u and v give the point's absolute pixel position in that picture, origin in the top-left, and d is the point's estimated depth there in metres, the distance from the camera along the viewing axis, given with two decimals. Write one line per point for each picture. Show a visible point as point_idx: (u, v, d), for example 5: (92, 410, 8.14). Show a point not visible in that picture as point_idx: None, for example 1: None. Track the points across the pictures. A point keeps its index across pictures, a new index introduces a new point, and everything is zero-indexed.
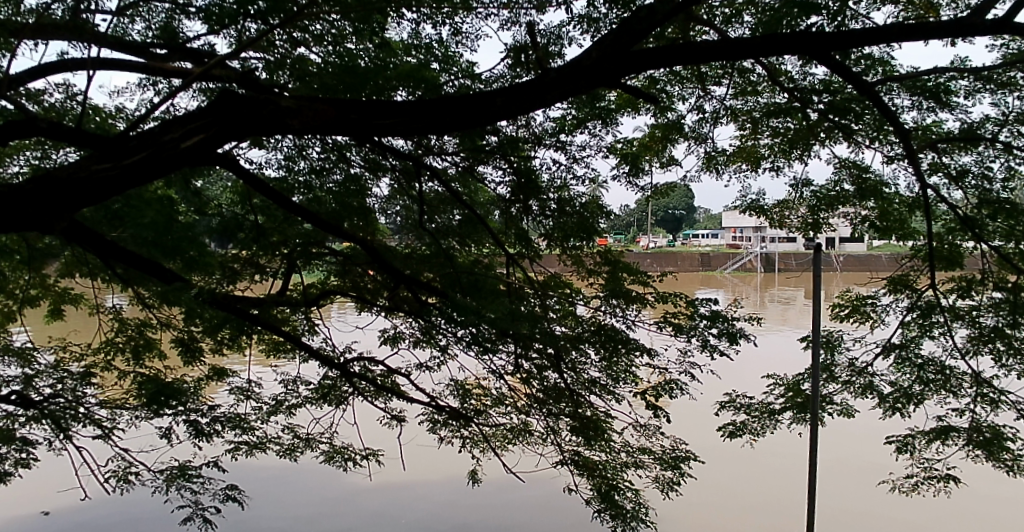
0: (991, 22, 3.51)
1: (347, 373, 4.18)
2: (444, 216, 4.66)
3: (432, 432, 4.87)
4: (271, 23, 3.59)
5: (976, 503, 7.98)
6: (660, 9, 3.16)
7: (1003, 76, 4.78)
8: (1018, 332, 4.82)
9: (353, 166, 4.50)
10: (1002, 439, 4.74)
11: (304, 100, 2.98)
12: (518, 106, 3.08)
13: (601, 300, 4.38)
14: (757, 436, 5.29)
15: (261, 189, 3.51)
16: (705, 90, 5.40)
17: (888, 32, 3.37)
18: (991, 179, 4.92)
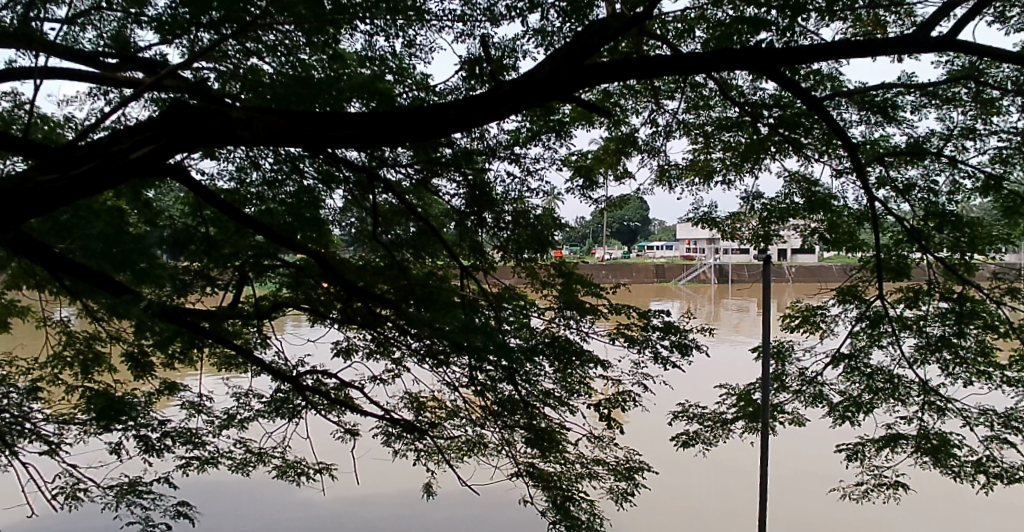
0: (935, 40, 3.59)
1: (299, 386, 4.05)
2: (399, 227, 4.60)
3: (386, 445, 4.84)
4: (223, 34, 3.54)
5: (922, 507, 8.19)
6: (612, 24, 3.22)
7: (947, 92, 4.87)
8: (964, 340, 4.99)
9: (306, 178, 4.42)
10: (950, 446, 4.82)
11: (256, 111, 2.95)
12: (471, 119, 3.11)
13: (556, 312, 4.55)
14: (710, 446, 5.32)
15: (214, 202, 3.47)
16: (659, 105, 5.40)
17: (835, 49, 3.46)
18: (938, 193, 5.10)
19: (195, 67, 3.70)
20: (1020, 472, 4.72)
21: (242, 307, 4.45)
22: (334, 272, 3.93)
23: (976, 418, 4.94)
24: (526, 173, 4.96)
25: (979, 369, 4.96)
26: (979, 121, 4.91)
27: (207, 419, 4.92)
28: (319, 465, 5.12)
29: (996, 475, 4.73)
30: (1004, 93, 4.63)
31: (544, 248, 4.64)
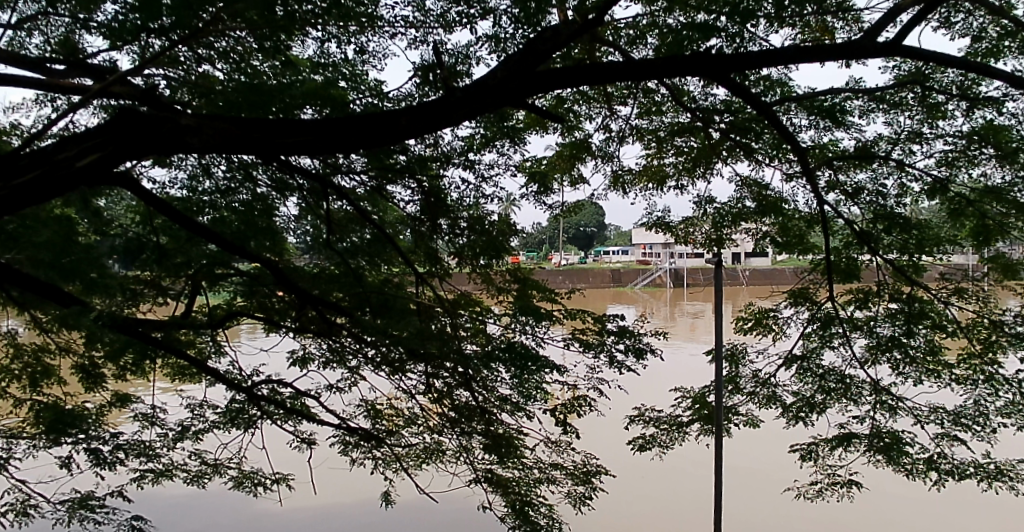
0: (882, 45, 3.67)
1: (253, 396, 3.97)
2: (354, 234, 4.55)
3: (343, 455, 4.78)
4: (173, 40, 3.50)
5: (875, 506, 8.32)
6: (564, 30, 3.27)
7: (894, 96, 4.93)
8: (913, 339, 5.05)
9: (259, 186, 4.38)
10: (902, 444, 4.88)
11: (206, 118, 2.93)
12: (423, 125, 3.10)
13: (512, 318, 4.35)
14: (667, 448, 5.36)
15: (164, 210, 3.35)
16: (612, 110, 5.46)
17: (785, 55, 3.47)
18: (886, 196, 5.18)
19: (146, 73, 3.65)
20: (970, 468, 4.79)
21: (195, 316, 4.38)
22: (293, 282, 3.83)
23: (925, 416, 5.02)
24: (482, 179, 5.00)
25: (929, 368, 5.03)
26: (925, 125, 5.00)
27: (161, 431, 4.84)
28: (275, 476, 5.06)
29: (946, 472, 4.80)
30: (949, 98, 4.73)
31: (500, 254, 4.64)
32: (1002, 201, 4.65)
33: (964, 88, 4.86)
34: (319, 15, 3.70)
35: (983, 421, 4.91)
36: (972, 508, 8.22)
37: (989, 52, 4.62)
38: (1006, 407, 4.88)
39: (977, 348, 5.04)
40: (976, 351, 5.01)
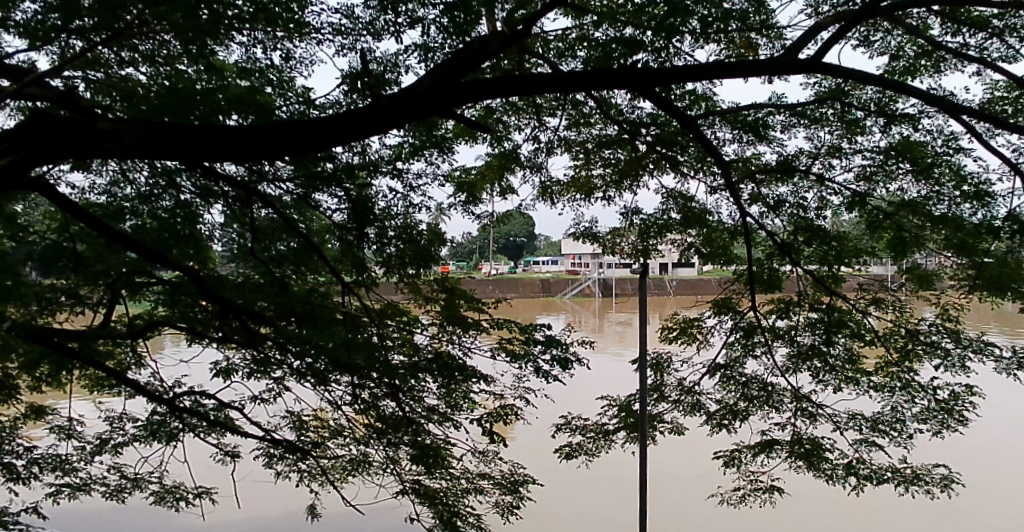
0: (803, 62, 3.74)
1: (174, 409, 3.86)
2: (281, 243, 4.54)
3: (268, 468, 4.69)
4: (93, 42, 3.44)
5: (795, 510, 8.55)
6: (491, 45, 3.45)
7: (815, 112, 5.08)
8: (832, 348, 5.18)
9: (182, 193, 4.32)
10: (822, 450, 4.96)
11: (124, 122, 3.02)
12: (349, 132, 3.24)
13: (440, 327, 4.53)
14: (593, 457, 5.38)
15: (82, 217, 3.30)
16: (541, 121, 5.49)
17: (708, 70, 3.60)
18: (807, 208, 5.36)
19: (65, 75, 3.58)
20: (888, 472, 4.90)
21: (115, 326, 4.27)
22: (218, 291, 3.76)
23: (845, 423, 5.15)
24: (410, 188, 5.00)
25: (848, 376, 5.14)
26: (844, 140, 5.14)
27: (78, 445, 4.72)
28: (198, 489, 4.96)
29: (865, 477, 4.88)
30: (867, 114, 4.87)
31: (427, 264, 4.85)
32: (917, 215, 4.79)
33: (883, 105, 4.95)
34: (245, 20, 3.65)
35: (899, 427, 5.06)
36: (888, 514, 8.51)
37: (905, 70, 4.80)
38: (921, 413, 5.02)
39: (893, 356, 5.18)
40: (893, 360, 5.15)
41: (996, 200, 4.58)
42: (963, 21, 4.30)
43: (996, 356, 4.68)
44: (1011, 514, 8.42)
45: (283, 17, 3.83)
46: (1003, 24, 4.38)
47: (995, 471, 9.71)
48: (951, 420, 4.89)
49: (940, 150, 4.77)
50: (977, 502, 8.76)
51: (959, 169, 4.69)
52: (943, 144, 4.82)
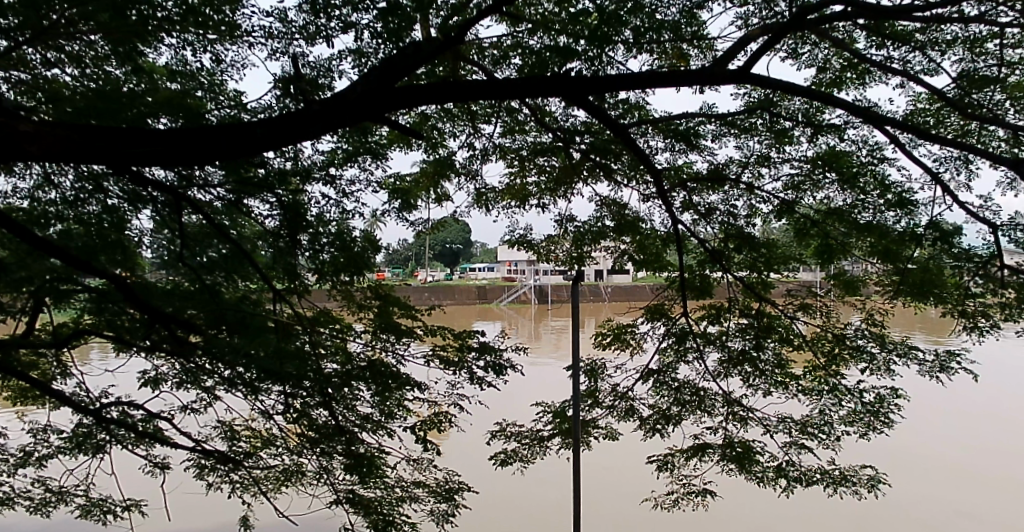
0: (732, 73, 3.82)
1: (100, 420, 3.71)
2: (211, 249, 4.48)
3: (199, 479, 4.60)
4: (18, 41, 3.40)
5: (726, 511, 8.69)
6: (425, 51, 3.54)
7: (745, 121, 5.17)
8: (762, 354, 5.25)
9: (110, 197, 4.25)
10: (753, 453, 5.04)
11: (46, 125, 3.09)
12: (276, 138, 3.34)
13: (375, 336, 4.66)
14: (529, 462, 5.41)
15: (5, 223, 3.23)
16: (476, 128, 5.53)
17: (641, 79, 3.70)
18: (737, 216, 5.49)
19: None
20: (817, 474, 5.01)
21: (39, 335, 4.17)
22: (150, 300, 3.74)
23: (774, 426, 5.24)
24: (343, 195, 4.96)
25: (777, 380, 5.20)
26: (773, 149, 5.26)
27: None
28: (126, 502, 4.83)
29: (794, 479, 4.98)
30: (795, 124, 4.99)
31: (361, 271, 4.75)
32: (844, 222, 4.95)
33: (809, 115, 5.12)
34: (174, 23, 3.75)
35: (827, 430, 5.15)
36: (818, 514, 8.71)
37: (833, 82, 4.93)
38: (848, 416, 5.12)
39: (821, 361, 5.30)
40: (821, 364, 5.26)
41: (919, 209, 4.73)
42: (887, 35, 4.45)
43: (920, 360, 4.89)
44: (934, 513, 8.75)
45: (214, 20, 3.81)
46: (925, 39, 4.54)
47: (920, 469, 10.08)
48: (876, 422, 5.03)
49: (865, 160, 4.92)
50: (904, 500, 9.07)
51: (884, 179, 4.83)
52: (868, 154, 4.97)
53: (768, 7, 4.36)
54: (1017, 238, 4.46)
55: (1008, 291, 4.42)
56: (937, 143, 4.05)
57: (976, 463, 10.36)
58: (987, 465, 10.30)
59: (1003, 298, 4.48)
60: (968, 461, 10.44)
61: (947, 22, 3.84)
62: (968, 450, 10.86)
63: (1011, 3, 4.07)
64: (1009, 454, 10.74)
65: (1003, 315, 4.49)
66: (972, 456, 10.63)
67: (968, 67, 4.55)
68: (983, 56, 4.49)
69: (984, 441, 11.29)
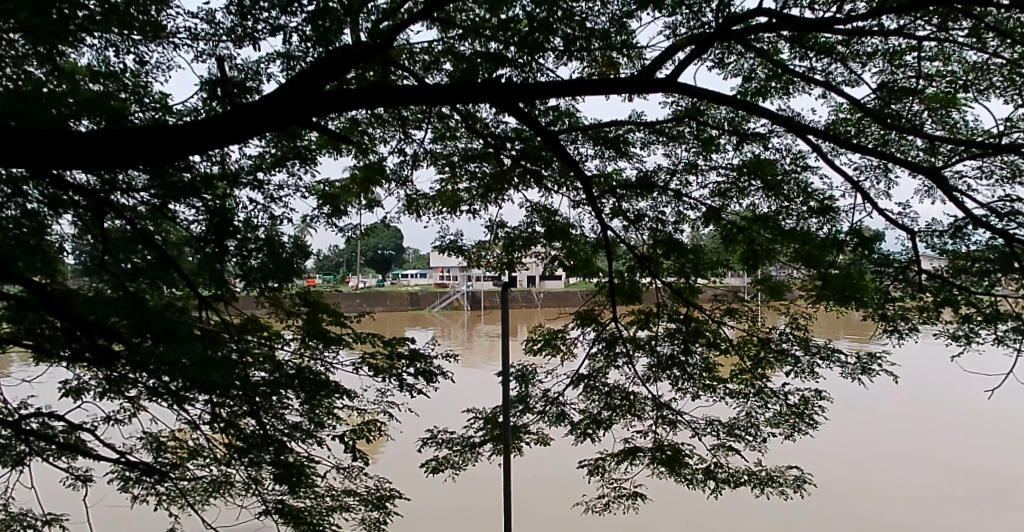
0: (660, 81, 3.89)
1: (15, 432, 3.70)
2: (136, 255, 4.40)
3: (123, 492, 4.46)
4: None
5: (656, 514, 8.80)
6: (354, 54, 3.57)
7: (673, 130, 5.29)
8: (690, 357, 5.35)
9: (30, 202, 4.14)
10: (682, 455, 5.11)
11: None
12: (201, 142, 3.38)
13: (303, 344, 4.62)
14: (460, 469, 5.38)
15: None
16: (406, 134, 5.53)
17: (569, 87, 3.76)
18: (666, 223, 5.58)
19: None
20: (744, 476, 5.12)
21: None
22: (69, 307, 3.67)
23: (703, 428, 5.32)
24: (271, 199, 4.88)
25: (704, 383, 5.35)
26: (699, 157, 5.36)
27: None
28: (46, 517, 4.66)
29: (722, 480, 5.08)
30: (721, 132, 5.10)
31: (290, 277, 4.75)
32: (768, 229, 5.09)
33: (736, 124, 5.27)
34: (96, 22, 3.71)
35: (753, 432, 5.29)
36: (747, 515, 8.89)
37: (758, 91, 5.05)
38: (774, 418, 5.25)
39: (747, 364, 5.42)
40: (747, 367, 5.38)
41: (839, 215, 4.93)
42: (811, 47, 4.59)
43: (842, 362, 5.06)
44: (859, 510, 9.03)
45: (139, 21, 3.74)
46: (847, 51, 4.68)
47: (851, 469, 10.40)
48: (801, 424, 5.16)
49: (789, 168, 5.08)
50: (833, 499, 9.33)
51: (807, 187, 5.01)
52: (791, 162, 5.13)
53: (696, 17, 4.46)
54: (933, 244, 4.63)
55: (925, 294, 4.62)
56: (859, 152, 4.18)
57: (903, 461, 10.73)
58: (913, 463, 10.68)
59: (921, 301, 4.66)
60: (895, 459, 10.80)
61: (867, 34, 3.97)
62: (894, 449, 11.24)
63: (928, 17, 4.24)
64: (933, 452, 11.16)
65: (921, 318, 4.66)
66: (899, 455, 11.00)
67: (888, 79, 4.70)
68: (902, 68, 4.64)
69: (909, 440, 11.70)
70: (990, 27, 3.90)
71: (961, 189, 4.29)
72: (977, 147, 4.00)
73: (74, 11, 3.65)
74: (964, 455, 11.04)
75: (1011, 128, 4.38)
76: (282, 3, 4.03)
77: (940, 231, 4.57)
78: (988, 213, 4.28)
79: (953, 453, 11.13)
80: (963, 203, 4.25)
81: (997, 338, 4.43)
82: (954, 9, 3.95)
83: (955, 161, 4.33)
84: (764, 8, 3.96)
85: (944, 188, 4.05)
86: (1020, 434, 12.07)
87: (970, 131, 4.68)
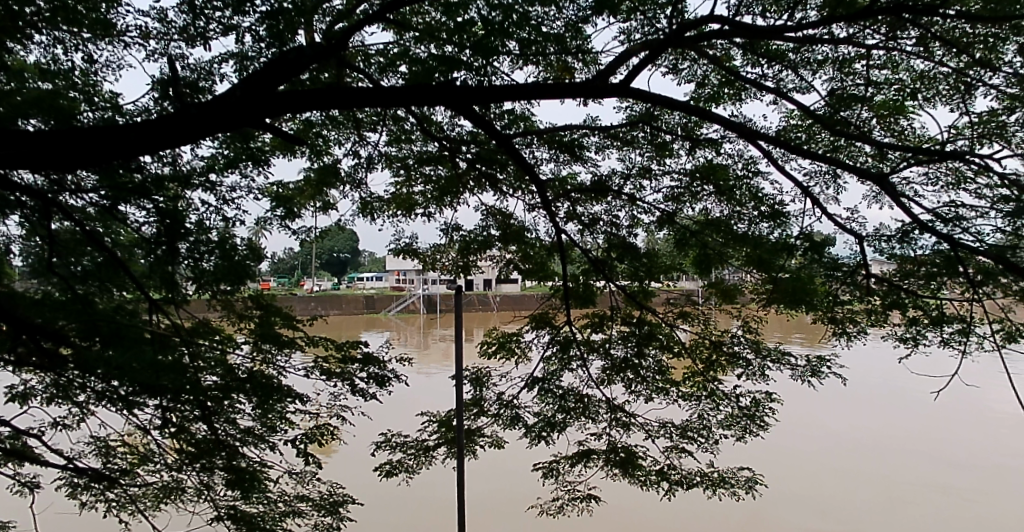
0: (615, 85, 3.93)
1: None
2: (85, 257, 4.34)
3: (70, 499, 4.38)
4: None
5: (610, 515, 8.89)
6: (308, 55, 3.58)
7: (627, 134, 5.36)
8: (644, 361, 5.40)
9: None
10: (636, 457, 5.18)
11: None
12: (152, 142, 3.40)
13: (254, 348, 4.60)
14: (414, 473, 5.36)
15: None
16: (361, 136, 5.53)
17: (523, 91, 3.80)
18: (619, 226, 5.69)
19: None
20: (697, 477, 5.19)
21: None
22: (14, 310, 3.60)
23: (656, 431, 5.36)
24: (224, 201, 4.82)
25: (658, 386, 5.40)
26: (653, 162, 5.43)
27: None
28: None
29: (675, 482, 5.13)
30: (674, 138, 5.17)
31: (242, 280, 4.69)
32: (721, 233, 5.20)
33: (688, 129, 5.32)
34: (43, 19, 3.73)
35: (706, 434, 5.37)
36: (702, 514, 9.00)
37: (710, 97, 5.13)
38: (726, 420, 5.34)
39: (699, 367, 5.50)
40: (699, 370, 5.46)
41: (789, 220, 5.04)
42: (762, 54, 4.68)
43: (791, 365, 5.15)
44: (811, 509, 9.22)
45: (88, 19, 3.82)
46: (797, 58, 4.78)
47: (809, 471, 10.55)
48: (752, 425, 5.27)
49: (740, 173, 5.22)
50: (787, 499, 9.51)
51: (758, 192, 5.13)
52: (742, 167, 5.24)
53: (650, 23, 4.50)
54: (882, 248, 4.72)
55: (874, 297, 4.67)
56: (808, 158, 4.25)
57: (859, 463, 10.92)
58: (868, 464, 10.88)
59: (869, 304, 4.75)
60: (851, 461, 10.99)
61: (818, 43, 4.05)
62: (851, 451, 11.44)
63: (876, 26, 4.34)
64: (888, 453, 11.38)
65: (868, 321, 4.80)
66: (855, 457, 11.20)
67: (837, 85, 4.82)
68: (851, 76, 4.76)
69: (865, 442, 11.90)
70: (936, 36, 4.00)
71: (908, 194, 4.39)
72: (923, 155, 4.11)
73: (22, 8, 3.63)
74: (917, 456, 11.28)
75: (956, 135, 4.49)
76: (235, 2, 4.00)
77: (888, 236, 4.67)
78: (934, 218, 4.38)
79: (907, 455, 11.37)
80: (910, 208, 4.35)
81: (943, 340, 4.55)
82: (903, 18, 4.04)
83: (903, 167, 4.43)
84: (716, 14, 4.03)
85: (890, 194, 4.15)
86: (969, 435, 12.40)
87: (916, 138, 4.82)
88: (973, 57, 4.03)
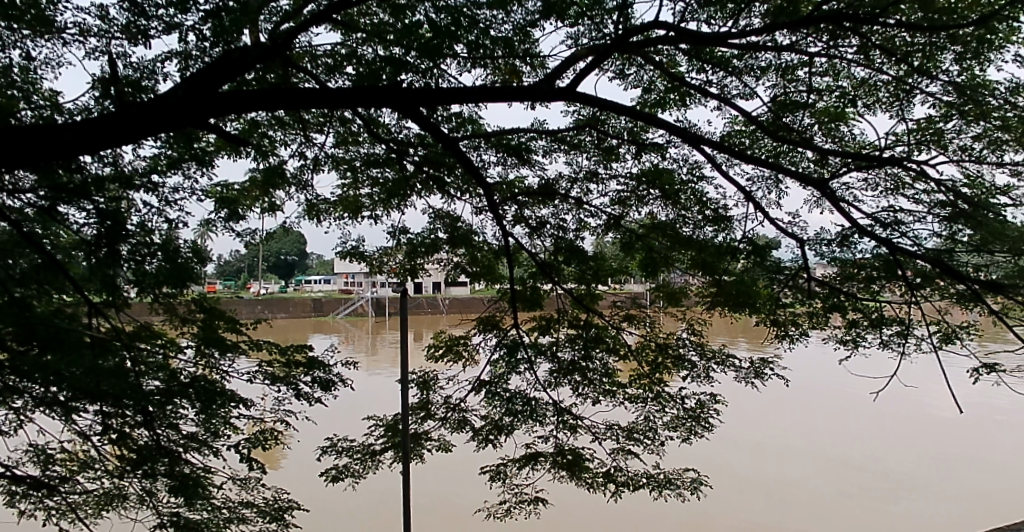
0: (562, 89, 3.98)
1: None
2: (24, 259, 4.24)
3: (7, 508, 4.27)
4: None
5: (558, 517, 8.95)
6: (253, 54, 3.56)
7: (574, 138, 5.42)
8: (591, 363, 5.49)
9: None
10: (583, 460, 5.23)
11: None
12: (92, 142, 3.35)
13: (194, 351, 4.50)
14: (360, 478, 5.33)
15: None
16: (307, 138, 5.50)
17: (471, 93, 3.81)
18: (566, 230, 5.75)
19: None
20: (644, 478, 5.27)
21: None
22: None
23: (603, 433, 5.45)
24: (166, 203, 4.74)
25: (604, 389, 5.47)
26: (600, 166, 5.48)
27: None
28: None
29: (622, 483, 5.20)
30: (621, 142, 5.24)
31: (185, 283, 4.58)
32: (666, 236, 5.29)
33: (634, 134, 5.39)
34: None
35: (651, 435, 5.47)
36: (653, 516, 9.12)
37: (656, 102, 5.18)
38: (671, 422, 5.44)
39: (645, 369, 5.58)
40: (645, 372, 5.55)
41: (733, 224, 5.16)
42: (706, 60, 4.77)
43: (734, 367, 5.26)
44: (761, 508, 9.40)
45: (28, 12, 3.71)
46: (741, 65, 4.87)
47: (761, 471, 10.73)
48: (698, 427, 5.38)
49: (686, 177, 5.30)
50: (738, 498, 9.67)
51: (702, 197, 5.25)
52: (687, 172, 5.32)
53: (598, 28, 4.55)
54: (822, 252, 4.83)
55: (814, 300, 4.80)
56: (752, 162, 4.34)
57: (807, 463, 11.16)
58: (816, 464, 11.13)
59: (809, 307, 4.90)
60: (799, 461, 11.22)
61: (760, 50, 4.15)
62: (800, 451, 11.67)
63: (818, 34, 4.46)
64: (837, 453, 11.62)
65: (809, 323, 4.93)
66: (806, 458, 11.42)
67: (779, 92, 4.93)
68: (794, 82, 4.87)
69: (813, 442, 12.17)
70: (874, 45, 4.13)
71: (847, 199, 4.50)
72: (861, 160, 4.22)
73: None
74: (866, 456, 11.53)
75: (894, 142, 4.62)
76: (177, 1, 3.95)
77: (828, 240, 4.77)
78: (873, 222, 4.50)
79: (856, 455, 11.62)
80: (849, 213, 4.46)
81: (882, 342, 4.68)
82: (844, 28, 4.14)
83: (843, 173, 4.54)
84: (661, 21, 4.09)
85: (829, 197, 4.25)
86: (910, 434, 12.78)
87: (857, 144, 4.93)
88: (910, 65, 4.17)
